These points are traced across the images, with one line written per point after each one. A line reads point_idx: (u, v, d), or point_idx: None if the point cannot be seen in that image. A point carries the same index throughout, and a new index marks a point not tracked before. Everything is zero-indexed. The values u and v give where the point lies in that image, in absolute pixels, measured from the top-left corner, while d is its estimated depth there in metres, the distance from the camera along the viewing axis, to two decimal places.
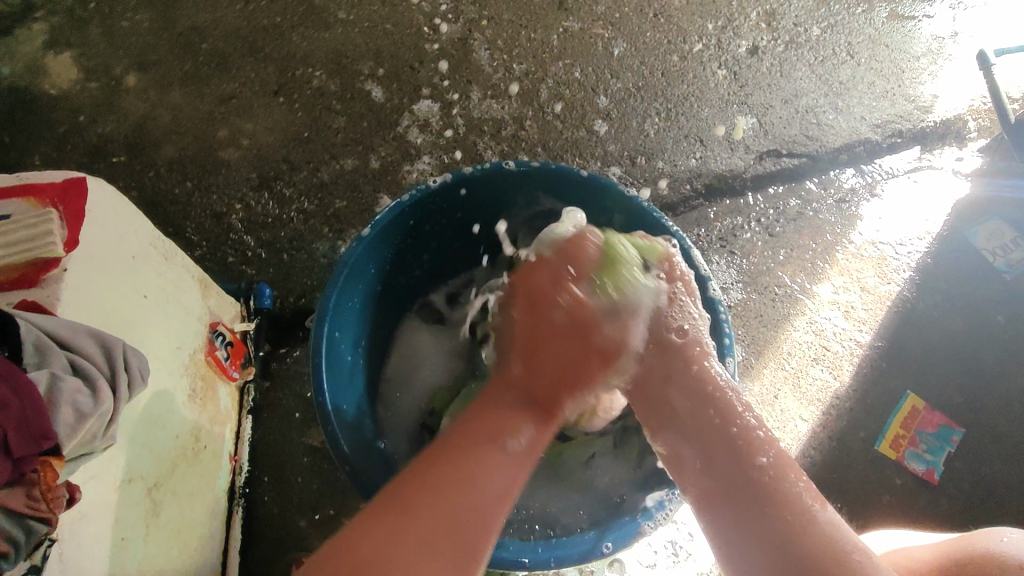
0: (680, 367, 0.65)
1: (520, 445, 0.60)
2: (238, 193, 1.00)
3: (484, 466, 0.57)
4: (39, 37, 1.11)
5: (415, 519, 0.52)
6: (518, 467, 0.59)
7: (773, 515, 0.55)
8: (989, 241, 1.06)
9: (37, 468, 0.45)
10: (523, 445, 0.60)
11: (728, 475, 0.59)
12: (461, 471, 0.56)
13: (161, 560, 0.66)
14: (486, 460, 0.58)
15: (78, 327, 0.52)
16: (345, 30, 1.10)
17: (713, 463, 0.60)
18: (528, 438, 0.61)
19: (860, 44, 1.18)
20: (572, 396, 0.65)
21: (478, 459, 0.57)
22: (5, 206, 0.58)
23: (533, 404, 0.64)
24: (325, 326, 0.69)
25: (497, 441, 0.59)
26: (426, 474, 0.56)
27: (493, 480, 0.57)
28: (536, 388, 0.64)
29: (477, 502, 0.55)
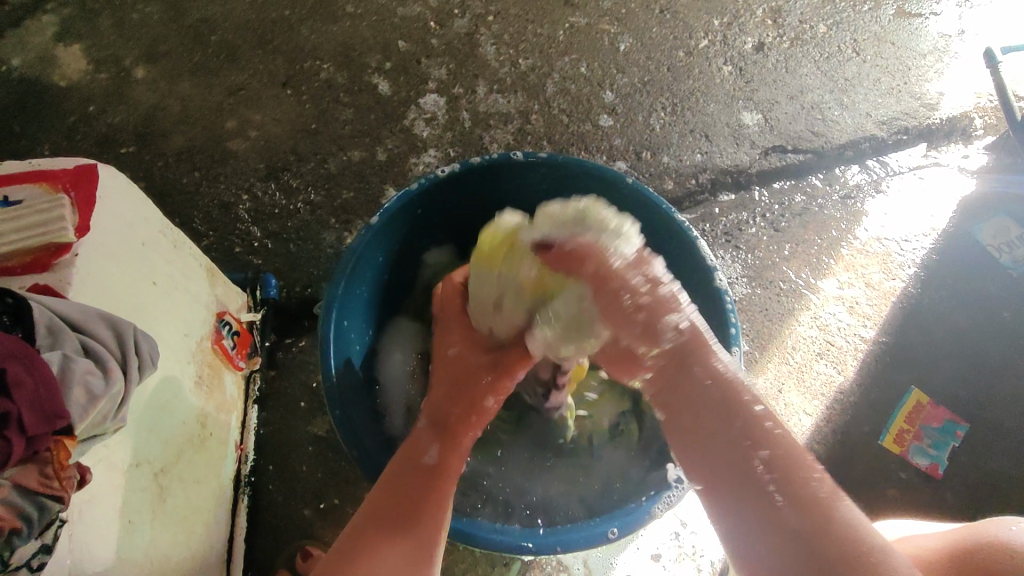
0: (685, 371, 0.54)
1: (431, 461, 0.62)
2: (246, 184, 1.01)
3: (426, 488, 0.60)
4: (48, 28, 1.11)
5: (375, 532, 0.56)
6: (445, 482, 0.61)
7: (795, 523, 0.46)
8: (995, 239, 1.06)
9: (51, 446, 0.46)
10: (435, 457, 0.62)
11: (727, 466, 0.51)
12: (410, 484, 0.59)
13: (167, 545, 0.67)
14: (416, 474, 0.60)
15: (89, 310, 0.52)
16: (352, 23, 1.11)
17: (713, 455, 0.52)
18: (439, 452, 0.63)
19: (866, 41, 1.18)
20: (468, 424, 0.66)
21: (416, 480, 0.60)
22: (17, 191, 0.58)
23: (436, 427, 0.65)
24: (333, 314, 0.69)
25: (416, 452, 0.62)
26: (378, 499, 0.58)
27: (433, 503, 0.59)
28: (448, 428, 0.65)
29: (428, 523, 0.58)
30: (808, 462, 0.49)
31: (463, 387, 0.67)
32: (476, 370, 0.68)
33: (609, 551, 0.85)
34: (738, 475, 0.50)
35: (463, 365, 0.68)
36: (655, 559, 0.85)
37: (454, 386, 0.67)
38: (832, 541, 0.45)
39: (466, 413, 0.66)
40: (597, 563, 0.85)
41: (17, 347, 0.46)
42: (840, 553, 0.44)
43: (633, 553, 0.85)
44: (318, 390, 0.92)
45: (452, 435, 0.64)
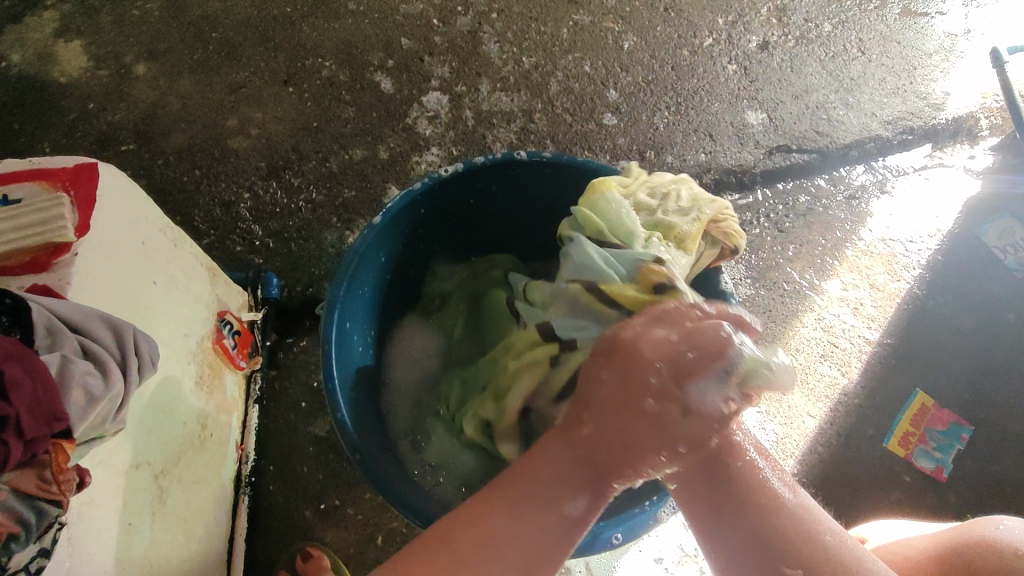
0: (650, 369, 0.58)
1: (577, 513, 0.54)
2: (247, 182, 1.00)
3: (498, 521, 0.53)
4: (48, 25, 1.10)
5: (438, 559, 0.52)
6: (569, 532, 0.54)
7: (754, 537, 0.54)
8: (1000, 239, 1.06)
9: (49, 449, 0.45)
10: (580, 509, 0.55)
11: (719, 493, 0.56)
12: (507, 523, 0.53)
13: (167, 547, 0.66)
14: (526, 500, 0.54)
15: (89, 311, 0.52)
16: (354, 21, 1.10)
17: (706, 487, 0.56)
18: (586, 502, 0.55)
19: (872, 41, 1.18)
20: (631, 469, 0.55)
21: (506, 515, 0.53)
22: (17, 190, 0.58)
23: (581, 462, 0.55)
24: (334, 314, 0.68)
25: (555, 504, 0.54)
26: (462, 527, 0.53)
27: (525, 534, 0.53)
28: (604, 463, 0.55)
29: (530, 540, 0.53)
30: (775, 476, 0.56)
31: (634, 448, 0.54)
32: (649, 408, 0.53)
33: (612, 554, 0.85)
34: (724, 501, 0.55)
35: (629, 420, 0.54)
36: (657, 562, 0.85)
37: (631, 419, 0.54)
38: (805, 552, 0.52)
39: (606, 457, 0.55)
40: (599, 566, 0.85)
41: (15, 348, 0.45)
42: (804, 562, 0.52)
43: (635, 556, 0.85)
44: (319, 390, 0.92)
45: (607, 482, 0.55)
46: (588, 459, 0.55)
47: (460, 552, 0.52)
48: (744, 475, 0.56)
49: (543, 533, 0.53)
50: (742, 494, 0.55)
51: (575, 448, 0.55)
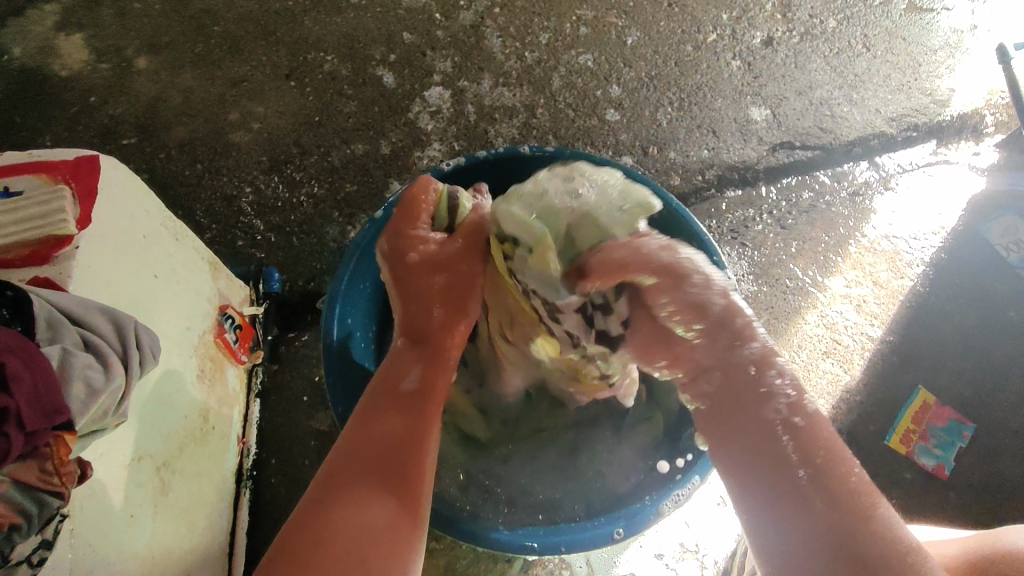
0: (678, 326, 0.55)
1: (412, 386, 0.59)
2: (248, 176, 1.00)
3: (408, 416, 0.57)
4: (50, 18, 1.10)
5: (340, 474, 0.52)
6: (424, 408, 0.59)
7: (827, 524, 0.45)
8: (1004, 237, 1.05)
9: (50, 442, 0.45)
10: (414, 383, 0.60)
11: (767, 453, 0.49)
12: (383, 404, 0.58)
13: (169, 539, 0.66)
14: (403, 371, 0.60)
15: (91, 304, 0.52)
16: (356, 15, 1.09)
17: (750, 445, 0.50)
18: (419, 376, 0.60)
19: (877, 36, 1.17)
20: (451, 337, 0.63)
21: (386, 406, 0.57)
22: (16, 182, 0.57)
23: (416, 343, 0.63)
24: (334, 309, 0.69)
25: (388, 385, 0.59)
26: (350, 441, 0.55)
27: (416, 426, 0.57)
28: (432, 348, 0.62)
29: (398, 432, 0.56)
30: (862, 480, 0.48)
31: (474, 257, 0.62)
32: (455, 253, 0.63)
33: (613, 550, 0.85)
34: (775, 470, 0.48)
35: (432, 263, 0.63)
36: (657, 558, 0.85)
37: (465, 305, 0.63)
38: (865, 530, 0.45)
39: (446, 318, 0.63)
40: (599, 562, 0.85)
41: (15, 341, 0.45)
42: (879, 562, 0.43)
43: (635, 551, 0.85)
44: (321, 384, 0.92)
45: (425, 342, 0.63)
46: (418, 334, 0.63)
47: (329, 500, 0.50)
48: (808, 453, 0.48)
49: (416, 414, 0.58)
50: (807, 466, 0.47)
51: (403, 325, 0.64)
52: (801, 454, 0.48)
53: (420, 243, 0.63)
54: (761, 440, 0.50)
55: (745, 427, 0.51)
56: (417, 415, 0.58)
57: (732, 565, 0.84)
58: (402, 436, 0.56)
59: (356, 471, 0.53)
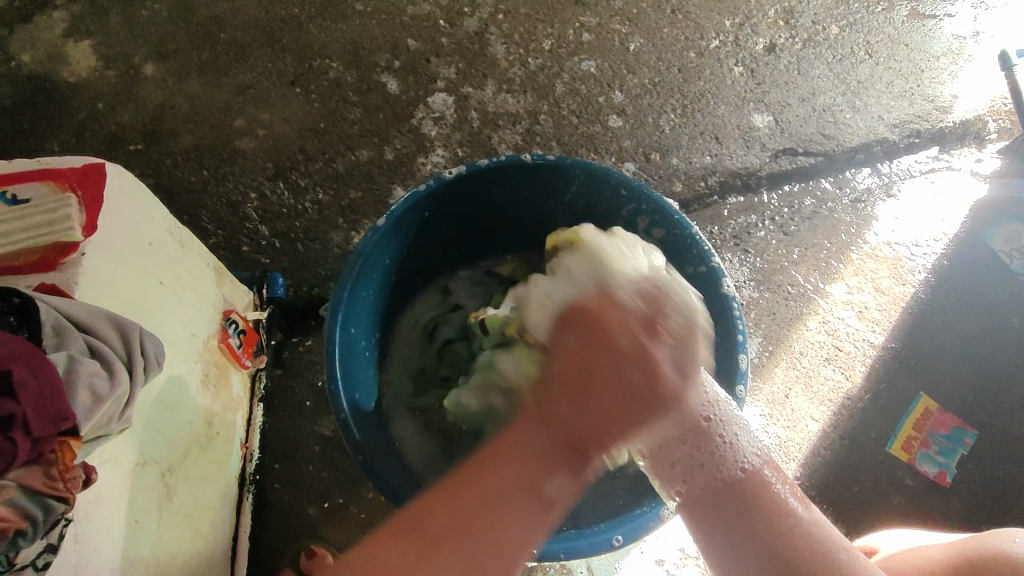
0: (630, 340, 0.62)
1: (557, 487, 0.51)
2: (254, 183, 1.01)
3: (506, 475, 0.50)
4: (59, 25, 1.11)
5: (461, 502, 0.50)
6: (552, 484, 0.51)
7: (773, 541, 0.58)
8: (1006, 244, 1.05)
9: (55, 448, 0.46)
10: (556, 492, 0.51)
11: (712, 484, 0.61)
12: (483, 500, 0.50)
13: (173, 544, 0.67)
14: (513, 459, 0.51)
15: (97, 312, 0.52)
16: (360, 22, 1.10)
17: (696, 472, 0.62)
18: (564, 484, 0.51)
19: (880, 43, 1.17)
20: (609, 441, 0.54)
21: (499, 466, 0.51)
22: (25, 189, 0.58)
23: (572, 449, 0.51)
24: (338, 316, 0.69)
25: (538, 475, 0.51)
26: (488, 482, 0.50)
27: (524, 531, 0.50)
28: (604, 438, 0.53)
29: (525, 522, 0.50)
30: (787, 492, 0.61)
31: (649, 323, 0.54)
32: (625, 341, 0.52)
33: (615, 556, 0.85)
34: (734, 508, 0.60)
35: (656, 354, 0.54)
36: (658, 564, 0.85)
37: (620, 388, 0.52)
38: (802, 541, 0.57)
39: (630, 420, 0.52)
40: (601, 567, 0.85)
41: (22, 349, 0.46)
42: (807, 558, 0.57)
43: (637, 558, 0.85)
44: (324, 389, 0.92)
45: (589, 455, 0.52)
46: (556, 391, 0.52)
47: (472, 530, 0.49)
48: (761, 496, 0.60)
49: (527, 511, 0.50)
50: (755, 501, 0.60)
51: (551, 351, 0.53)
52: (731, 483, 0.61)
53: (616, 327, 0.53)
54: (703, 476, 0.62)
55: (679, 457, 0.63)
56: (487, 507, 0.49)
57: None
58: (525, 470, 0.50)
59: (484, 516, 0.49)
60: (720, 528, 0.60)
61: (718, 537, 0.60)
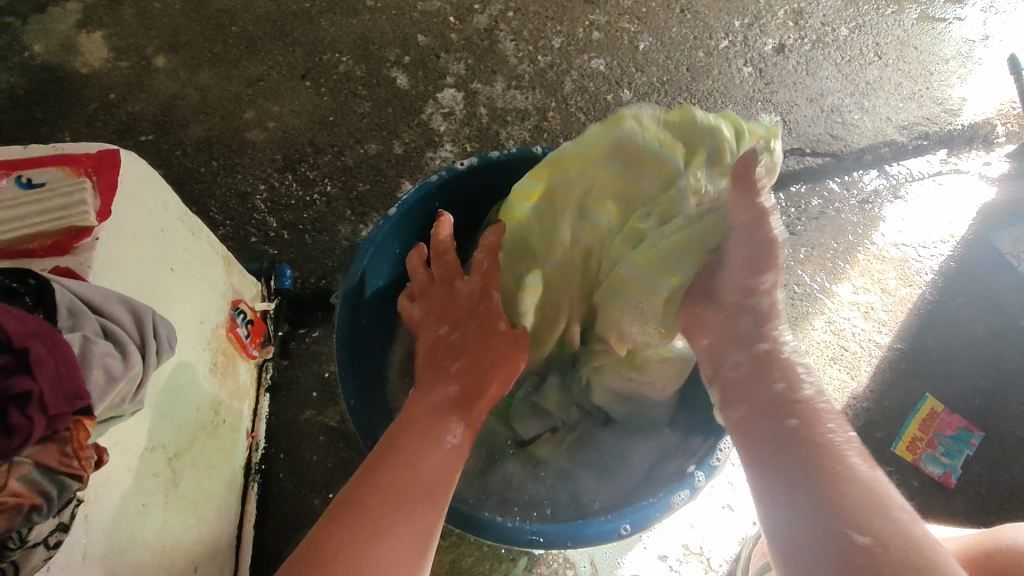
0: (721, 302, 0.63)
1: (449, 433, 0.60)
2: (262, 174, 1.01)
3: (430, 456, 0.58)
4: (71, 16, 1.12)
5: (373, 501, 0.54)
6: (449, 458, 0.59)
7: (832, 510, 0.49)
8: (1014, 247, 1.05)
9: (70, 426, 0.46)
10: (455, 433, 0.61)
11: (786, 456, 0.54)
12: (395, 486, 0.55)
13: (179, 529, 0.67)
14: (420, 446, 0.58)
15: (111, 295, 0.53)
16: (371, 17, 1.11)
17: (772, 445, 0.55)
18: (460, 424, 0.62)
19: (889, 45, 1.17)
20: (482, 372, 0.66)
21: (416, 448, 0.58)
22: (41, 174, 0.59)
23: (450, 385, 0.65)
24: (348, 305, 0.70)
25: (428, 429, 0.60)
26: (379, 464, 0.57)
27: (439, 476, 0.57)
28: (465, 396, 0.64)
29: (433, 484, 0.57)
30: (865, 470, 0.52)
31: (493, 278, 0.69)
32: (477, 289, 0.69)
33: (617, 550, 0.85)
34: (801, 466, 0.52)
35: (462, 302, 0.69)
36: (662, 559, 0.85)
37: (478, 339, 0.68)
38: (881, 520, 0.48)
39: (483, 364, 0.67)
40: (604, 561, 0.85)
41: (39, 326, 0.46)
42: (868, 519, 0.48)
43: (640, 553, 0.85)
44: (330, 380, 0.93)
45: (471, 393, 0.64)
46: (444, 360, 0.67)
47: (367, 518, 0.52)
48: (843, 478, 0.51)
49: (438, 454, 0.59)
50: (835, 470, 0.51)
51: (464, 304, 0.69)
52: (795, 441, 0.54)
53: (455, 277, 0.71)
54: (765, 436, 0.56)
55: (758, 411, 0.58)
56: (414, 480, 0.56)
57: (736, 567, 0.84)
58: (425, 464, 0.57)
59: (393, 495, 0.54)
60: (780, 498, 0.52)
61: (782, 502, 0.52)
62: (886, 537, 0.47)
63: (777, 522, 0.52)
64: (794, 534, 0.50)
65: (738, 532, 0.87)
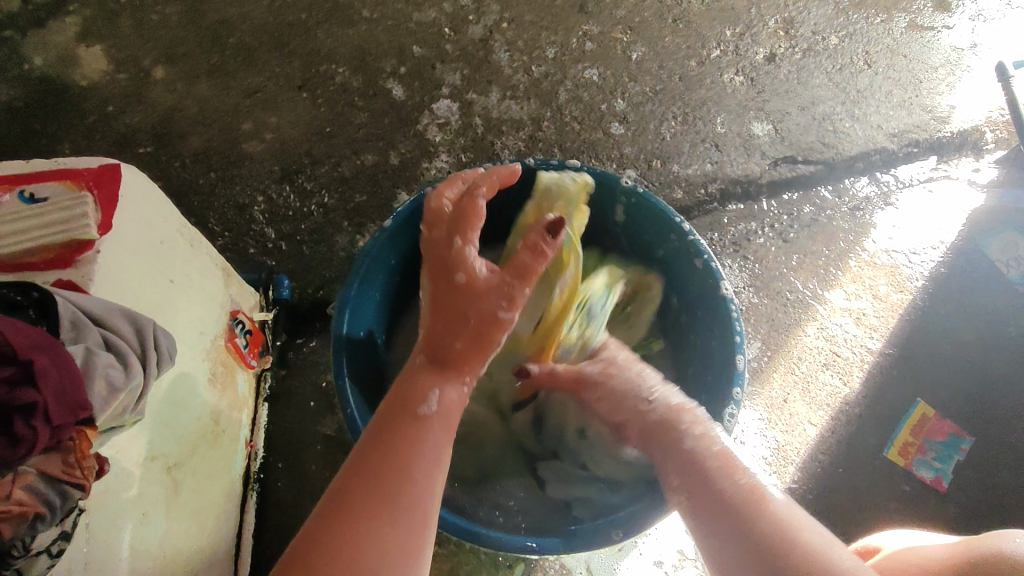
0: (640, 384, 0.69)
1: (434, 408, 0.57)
2: (261, 185, 1.03)
3: (428, 436, 0.55)
4: (72, 29, 1.14)
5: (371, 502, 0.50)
6: (427, 430, 0.55)
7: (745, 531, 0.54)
8: (1003, 253, 1.06)
9: (74, 436, 0.47)
10: (436, 403, 0.57)
11: (696, 480, 0.59)
12: (390, 499, 0.51)
13: (179, 538, 0.68)
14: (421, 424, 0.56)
15: (113, 307, 0.54)
16: (368, 29, 1.13)
17: (684, 472, 0.61)
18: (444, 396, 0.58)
19: (878, 53, 1.19)
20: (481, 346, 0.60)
21: (408, 430, 0.55)
22: (42, 188, 0.60)
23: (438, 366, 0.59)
24: (345, 316, 0.71)
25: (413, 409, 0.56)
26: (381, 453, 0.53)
27: (438, 449, 0.55)
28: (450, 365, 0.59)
29: (435, 436, 0.55)
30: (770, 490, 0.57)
31: (462, 226, 0.64)
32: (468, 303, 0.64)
33: (613, 557, 0.86)
34: (715, 503, 0.57)
35: (471, 291, 0.60)
36: (657, 565, 0.86)
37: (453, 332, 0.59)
38: (778, 534, 0.53)
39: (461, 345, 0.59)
40: (600, 568, 0.86)
41: (44, 339, 0.47)
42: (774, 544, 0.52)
43: (635, 560, 0.86)
44: (328, 390, 0.94)
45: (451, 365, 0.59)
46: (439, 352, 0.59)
47: (374, 521, 0.49)
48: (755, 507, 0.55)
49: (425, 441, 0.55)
50: (742, 504, 0.56)
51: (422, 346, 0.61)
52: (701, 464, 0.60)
53: (467, 265, 0.62)
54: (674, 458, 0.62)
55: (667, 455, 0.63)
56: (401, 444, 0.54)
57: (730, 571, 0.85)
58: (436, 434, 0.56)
59: (384, 464, 0.52)
60: (707, 531, 0.57)
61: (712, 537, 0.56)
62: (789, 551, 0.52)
63: (711, 549, 0.56)
64: (720, 552, 0.55)
65: None
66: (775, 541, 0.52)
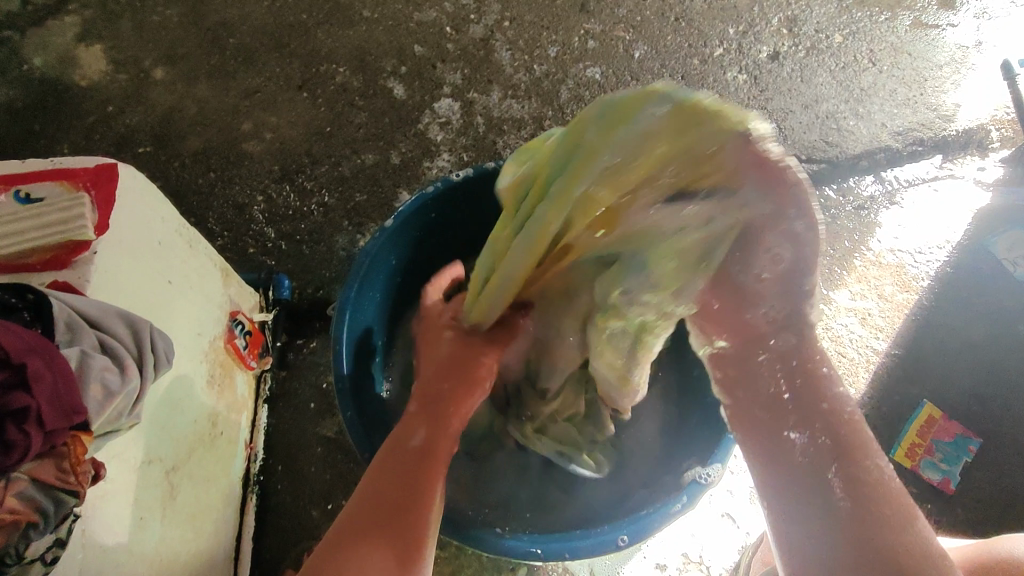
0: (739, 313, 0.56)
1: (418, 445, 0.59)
2: (260, 185, 1.02)
3: (412, 475, 0.57)
4: (70, 30, 1.13)
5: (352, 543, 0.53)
6: (419, 471, 0.58)
7: (858, 538, 0.48)
8: (1010, 252, 1.05)
9: (68, 441, 0.46)
10: (420, 441, 0.59)
11: (817, 477, 0.52)
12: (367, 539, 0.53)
13: (176, 542, 0.67)
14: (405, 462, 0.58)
15: (109, 309, 0.53)
16: (368, 28, 1.12)
17: (811, 465, 0.52)
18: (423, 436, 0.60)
19: (882, 52, 1.18)
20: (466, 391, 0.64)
21: (396, 473, 0.57)
22: (38, 188, 0.59)
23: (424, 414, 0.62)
24: (345, 317, 0.70)
25: (396, 446, 0.59)
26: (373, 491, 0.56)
27: (420, 492, 0.56)
28: (439, 410, 0.62)
29: (419, 477, 0.57)
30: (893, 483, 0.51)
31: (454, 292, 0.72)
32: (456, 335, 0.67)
33: (616, 560, 0.85)
34: (841, 506, 0.50)
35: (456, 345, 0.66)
36: (660, 568, 0.85)
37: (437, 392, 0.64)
38: (896, 546, 0.48)
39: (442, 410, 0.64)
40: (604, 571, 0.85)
41: (37, 342, 0.46)
42: (890, 547, 0.47)
43: (639, 562, 0.85)
44: (328, 391, 0.93)
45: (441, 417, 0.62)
46: (428, 397, 0.63)
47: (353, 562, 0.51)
48: (858, 488, 0.50)
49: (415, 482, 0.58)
50: (872, 498, 0.50)
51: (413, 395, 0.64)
52: (821, 465, 0.52)
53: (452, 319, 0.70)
54: (808, 449, 0.53)
55: (795, 441, 0.54)
56: (386, 487, 0.56)
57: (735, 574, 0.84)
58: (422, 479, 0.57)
59: (371, 506, 0.55)
60: (817, 530, 0.50)
61: (794, 533, 0.52)
62: (911, 552, 0.47)
63: (812, 548, 0.50)
64: (825, 552, 0.49)
65: (737, 539, 0.87)
66: (912, 550, 0.47)
